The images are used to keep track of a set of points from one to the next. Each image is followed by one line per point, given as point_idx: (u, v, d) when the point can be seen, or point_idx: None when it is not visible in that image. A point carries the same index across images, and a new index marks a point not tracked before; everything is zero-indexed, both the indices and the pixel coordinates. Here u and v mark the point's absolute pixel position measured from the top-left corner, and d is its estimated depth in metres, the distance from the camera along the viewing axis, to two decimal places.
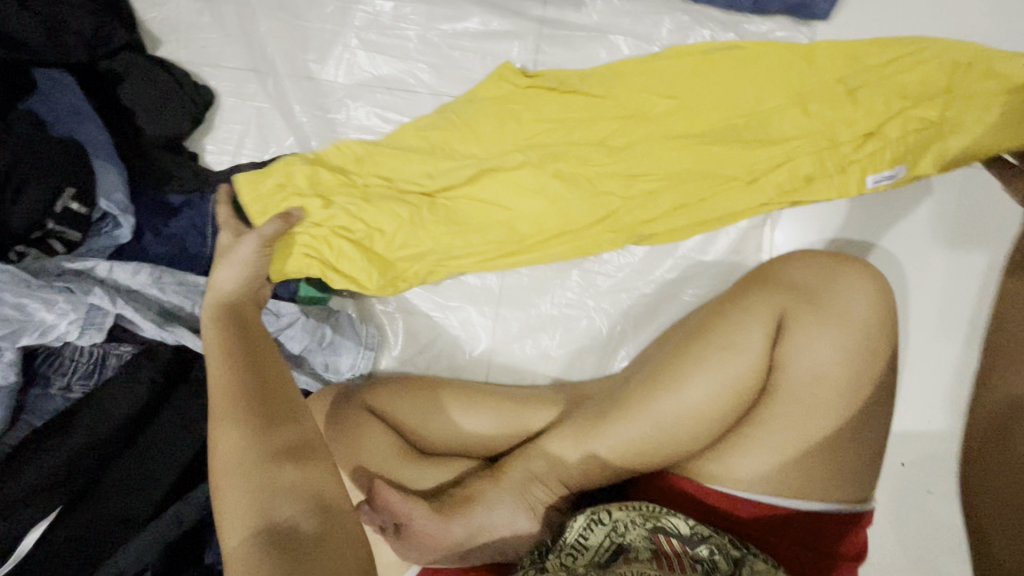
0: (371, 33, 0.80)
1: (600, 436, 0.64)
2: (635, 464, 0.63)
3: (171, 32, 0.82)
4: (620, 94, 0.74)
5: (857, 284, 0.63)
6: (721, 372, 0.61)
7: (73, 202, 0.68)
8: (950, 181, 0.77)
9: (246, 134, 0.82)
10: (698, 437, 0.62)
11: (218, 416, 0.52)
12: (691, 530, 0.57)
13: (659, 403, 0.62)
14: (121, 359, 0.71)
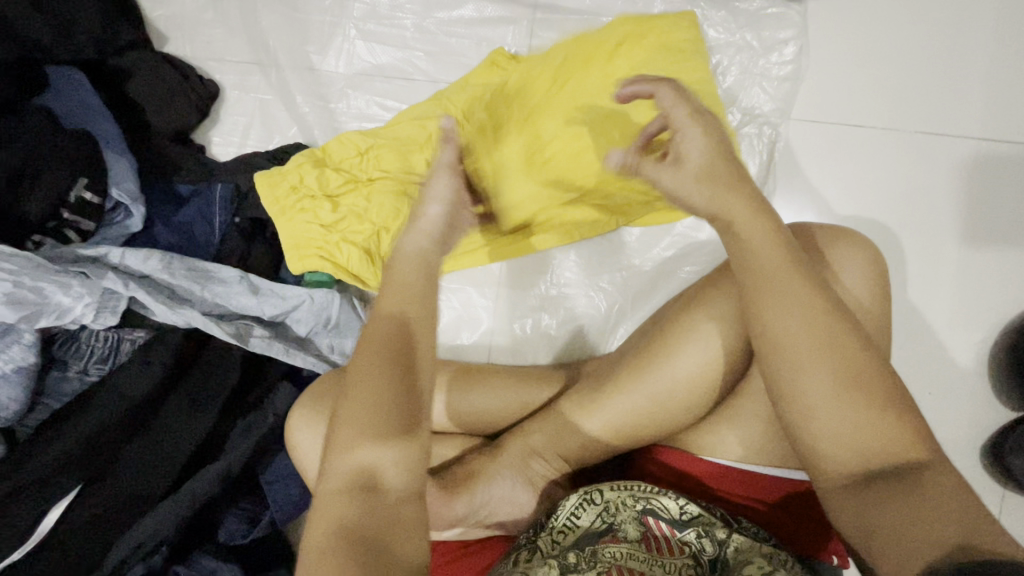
0: (368, 24, 0.82)
1: (597, 411, 0.65)
2: (633, 435, 0.64)
3: (177, 29, 0.86)
4: (599, 75, 0.75)
5: (867, 246, 0.60)
6: (716, 342, 0.61)
7: (86, 192, 0.71)
8: (952, 158, 0.77)
9: (251, 126, 0.84)
10: (690, 404, 0.63)
11: (347, 396, 0.46)
12: (680, 512, 0.58)
13: (654, 375, 0.63)
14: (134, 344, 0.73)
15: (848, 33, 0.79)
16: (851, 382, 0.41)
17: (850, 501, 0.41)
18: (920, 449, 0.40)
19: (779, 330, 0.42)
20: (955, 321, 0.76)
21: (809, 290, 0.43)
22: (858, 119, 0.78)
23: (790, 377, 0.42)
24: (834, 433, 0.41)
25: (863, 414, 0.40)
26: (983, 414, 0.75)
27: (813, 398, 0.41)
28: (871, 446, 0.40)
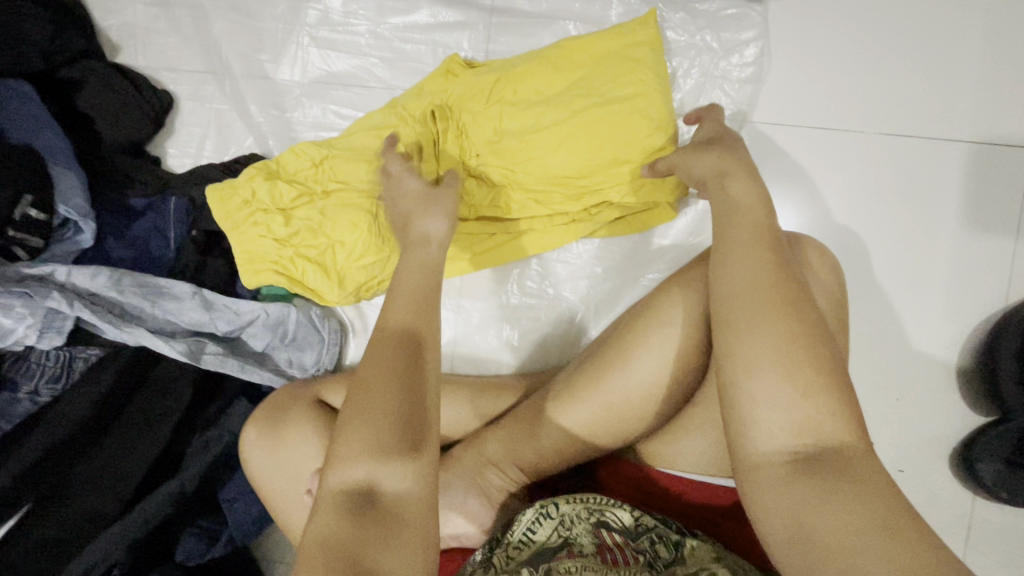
0: (322, 31, 0.80)
1: (550, 423, 0.64)
2: (585, 446, 0.63)
3: (129, 39, 0.84)
4: (552, 78, 0.74)
5: (825, 256, 0.58)
6: (665, 351, 0.59)
7: (31, 208, 0.69)
8: (924, 156, 0.75)
9: (206, 137, 0.83)
10: (638, 417, 0.61)
11: (354, 407, 0.46)
12: (635, 521, 0.57)
13: (602, 386, 0.61)
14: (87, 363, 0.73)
15: (814, 29, 0.76)
16: (796, 345, 0.44)
17: (775, 483, 0.42)
18: (848, 435, 0.43)
19: (733, 285, 0.48)
20: (923, 324, 0.75)
21: (769, 259, 0.48)
22: (823, 119, 0.77)
23: (738, 333, 0.46)
24: (770, 400, 0.43)
25: (797, 379, 0.43)
26: (955, 420, 0.74)
27: (755, 357, 0.44)
28: (801, 418, 0.43)
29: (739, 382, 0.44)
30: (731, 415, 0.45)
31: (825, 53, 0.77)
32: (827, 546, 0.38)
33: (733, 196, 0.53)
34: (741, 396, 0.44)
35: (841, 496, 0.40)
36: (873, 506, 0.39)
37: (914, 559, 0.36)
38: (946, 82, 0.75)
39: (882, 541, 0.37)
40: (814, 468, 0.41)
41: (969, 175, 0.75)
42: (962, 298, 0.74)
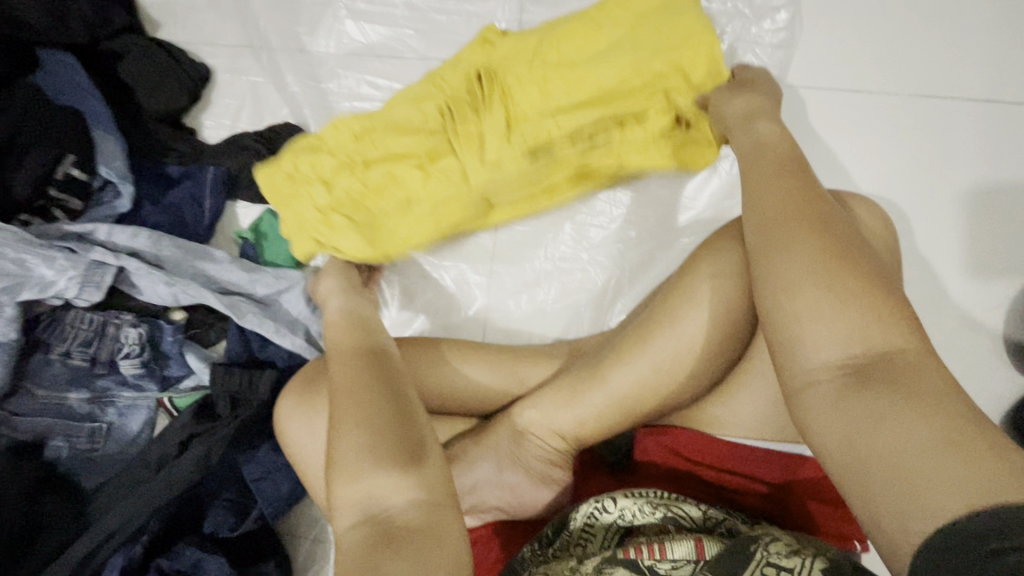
0: (359, 4, 0.82)
1: (598, 388, 0.61)
2: (638, 410, 0.60)
3: (168, 14, 0.86)
4: (588, 36, 0.73)
5: (868, 201, 0.57)
6: (718, 311, 0.56)
7: (73, 168, 0.71)
8: (955, 121, 0.75)
9: (242, 108, 0.84)
10: (690, 380, 0.58)
11: (341, 412, 0.51)
12: (703, 516, 0.53)
13: (651, 354, 0.58)
14: (119, 328, 0.74)
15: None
16: (834, 258, 0.41)
17: (827, 401, 0.38)
18: (908, 347, 0.38)
19: (763, 211, 0.45)
20: (964, 286, 0.73)
21: (796, 185, 0.46)
22: (854, 84, 0.77)
23: (773, 253, 0.43)
24: (814, 316, 0.40)
25: (840, 291, 0.39)
26: (1005, 386, 0.72)
27: (793, 273, 0.41)
28: (849, 330, 0.39)
29: (779, 300, 0.41)
30: (775, 338, 0.42)
31: (851, 21, 0.78)
32: (890, 461, 0.34)
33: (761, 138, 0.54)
34: (782, 315, 0.41)
35: (899, 407, 0.35)
36: (941, 415, 0.34)
37: (986, 469, 0.31)
38: (973, 46, 0.76)
39: (944, 451, 0.33)
40: (867, 380, 0.37)
41: (1004, 135, 0.75)
42: (1008, 261, 0.73)
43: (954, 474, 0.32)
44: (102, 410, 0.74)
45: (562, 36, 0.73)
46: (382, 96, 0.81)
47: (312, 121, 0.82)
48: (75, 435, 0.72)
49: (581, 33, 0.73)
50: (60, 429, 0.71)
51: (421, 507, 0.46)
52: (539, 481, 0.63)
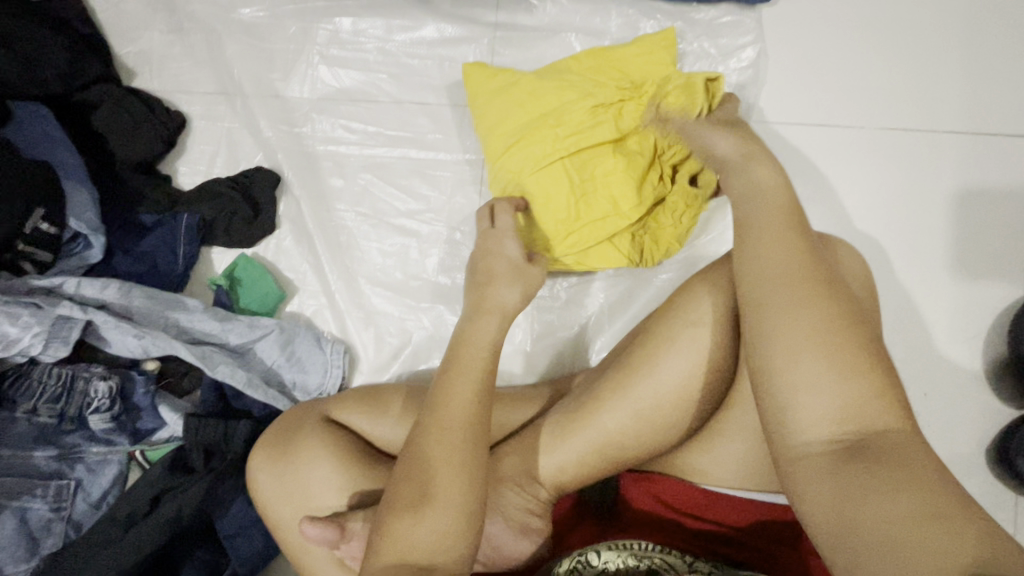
0: (332, 50, 0.83)
1: (576, 434, 0.60)
2: (617, 457, 0.59)
3: (144, 63, 0.87)
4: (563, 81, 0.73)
5: (841, 239, 0.56)
6: (693, 356, 0.56)
7: (43, 222, 0.70)
8: (921, 152, 0.77)
9: (218, 154, 0.84)
10: (668, 424, 0.57)
11: (419, 453, 0.51)
12: (689, 568, 0.51)
13: (629, 397, 0.58)
14: (89, 382, 0.72)
15: (806, 36, 0.80)
16: (838, 327, 0.40)
17: (819, 474, 0.38)
18: (894, 421, 0.39)
19: (763, 271, 0.44)
20: (942, 314, 0.73)
21: (800, 239, 0.45)
22: (823, 118, 0.78)
23: (773, 317, 0.42)
24: (807, 387, 0.39)
25: (839, 366, 0.39)
26: (986, 414, 0.72)
27: (792, 344, 0.40)
28: (844, 404, 0.39)
29: (776, 366, 0.40)
30: (767, 405, 0.41)
31: (817, 56, 0.79)
32: (874, 534, 0.34)
33: (750, 183, 0.52)
34: (777, 382, 0.40)
35: (888, 484, 0.35)
36: (925, 491, 0.35)
37: (968, 544, 0.32)
38: (938, 78, 0.78)
39: (933, 530, 0.33)
40: (859, 455, 0.37)
41: (972, 165, 0.76)
42: (980, 291, 0.74)
43: (943, 551, 0.32)
44: (70, 467, 0.71)
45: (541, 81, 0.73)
46: (358, 139, 0.82)
47: (287, 165, 0.82)
48: (38, 496, 0.68)
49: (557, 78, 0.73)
50: (22, 490, 0.68)
51: (447, 560, 0.49)
52: (518, 532, 0.60)
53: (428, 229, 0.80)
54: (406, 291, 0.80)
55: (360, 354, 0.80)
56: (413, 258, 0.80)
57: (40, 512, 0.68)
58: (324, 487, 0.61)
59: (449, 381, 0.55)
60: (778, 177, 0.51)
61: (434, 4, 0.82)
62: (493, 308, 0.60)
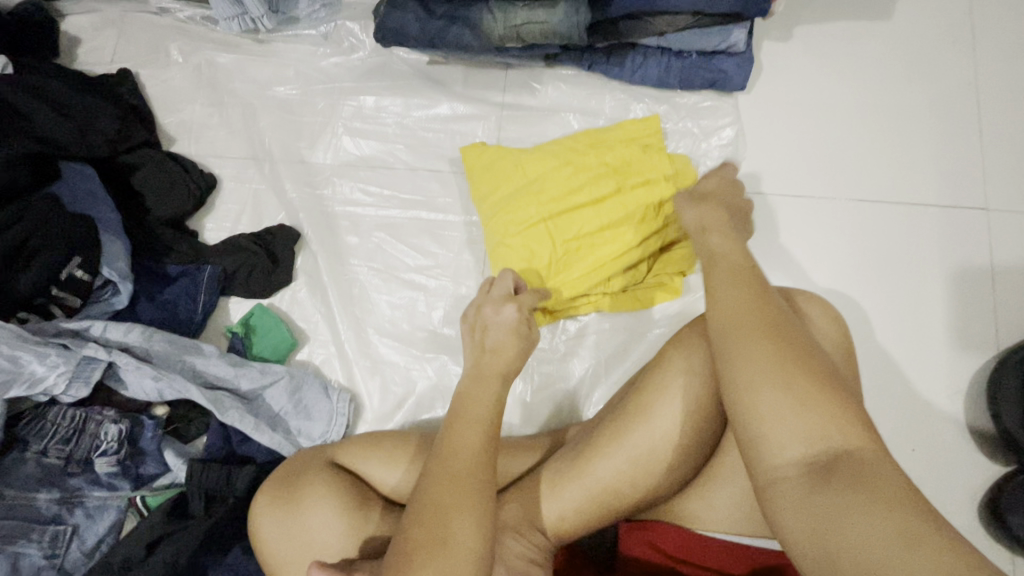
0: (355, 122, 0.92)
1: (575, 480, 0.61)
2: (616, 504, 0.61)
3: (184, 132, 0.96)
4: (564, 163, 0.83)
5: (817, 297, 0.62)
6: (680, 402, 0.59)
7: (78, 269, 0.75)
8: (890, 221, 0.84)
9: (243, 212, 0.91)
10: (661, 468, 0.60)
11: (428, 500, 0.54)
12: None
13: (625, 442, 0.60)
14: (98, 425, 0.74)
15: (781, 117, 0.89)
16: (794, 359, 0.45)
17: (797, 500, 0.41)
18: (856, 438, 0.42)
19: (721, 314, 0.49)
20: (922, 373, 0.78)
21: (752, 285, 0.51)
22: (798, 189, 0.86)
23: (734, 355, 0.47)
24: (774, 415, 0.44)
25: (795, 391, 0.44)
26: (970, 470, 0.74)
27: (753, 377, 0.45)
28: (807, 428, 0.43)
29: (744, 400, 0.45)
30: (742, 437, 0.45)
31: (792, 135, 0.88)
32: (854, 556, 0.37)
33: (710, 244, 0.58)
34: (748, 414, 0.45)
35: (860, 502, 0.39)
36: (895, 510, 0.38)
37: (943, 562, 0.35)
38: (902, 157, 0.86)
39: (909, 549, 0.36)
40: (831, 476, 0.41)
41: (938, 234, 0.83)
42: (955, 350, 0.78)
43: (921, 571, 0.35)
44: (69, 512, 0.72)
45: (544, 161, 0.83)
46: (374, 201, 0.89)
47: (307, 224, 0.89)
48: (35, 541, 0.68)
49: (559, 160, 0.83)
50: (19, 533, 0.68)
51: None
52: None
53: (434, 284, 0.86)
54: (411, 342, 0.84)
55: (364, 403, 0.82)
56: (421, 310, 0.85)
57: (35, 556, 0.68)
58: (327, 532, 0.62)
59: (455, 435, 0.59)
60: (735, 242, 0.57)
61: (448, 86, 0.92)
62: (497, 373, 0.64)
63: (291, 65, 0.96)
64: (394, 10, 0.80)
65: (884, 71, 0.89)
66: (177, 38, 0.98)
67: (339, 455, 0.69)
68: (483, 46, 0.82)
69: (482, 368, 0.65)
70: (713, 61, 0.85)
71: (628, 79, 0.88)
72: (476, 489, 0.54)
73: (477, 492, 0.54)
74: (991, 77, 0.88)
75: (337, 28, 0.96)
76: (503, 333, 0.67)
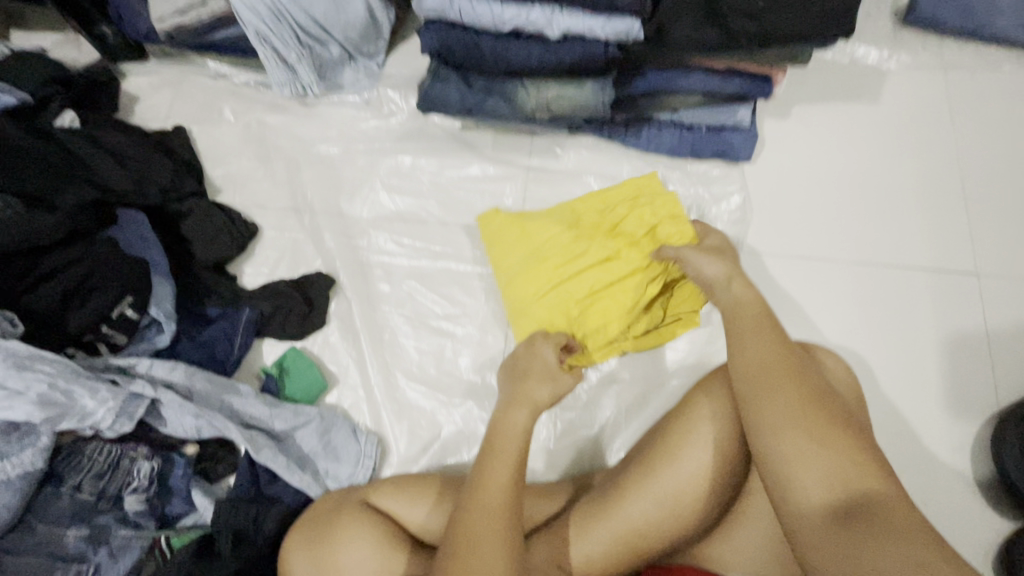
0: (391, 180, 0.99)
1: (603, 525, 0.63)
2: (643, 549, 0.63)
3: (230, 184, 1.03)
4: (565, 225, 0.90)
5: (831, 352, 0.66)
6: (704, 447, 0.62)
7: (129, 308, 0.79)
8: (891, 284, 0.90)
9: (282, 259, 0.96)
10: (688, 511, 0.62)
11: (467, 541, 0.56)
12: None
13: (653, 485, 0.63)
14: (133, 461, 0.76)
15: (784, 185, 0.96)
16: (816, 407, 0.49)
17: (822, 540, 0.44)
18: (877, 484, 0.46)
19: (745, 362, 0.54)
20: (927, 429, 0.82)
21: (774, 338, 0.55)
22: (802, 252, 0.93)
23: (759, 402, 0.51)
24: (799, 459, 0.47)
25: (818, 437, 0.47)
26: (977, 526, 0.77)
27: (778, 423, 0.49)
28: (830, 472, 0.46)
29: (769, 443, 0.49)
30: (769, 479, 0.49)
31: (796, 202, 0.95)
32: None
33: (734, 295, 0.63)
34: (774, 457, 0.48)
35: (883, 543, 0.42)
36: (918, 553, 0.41)
37: None
38: (898, 224, 0.93)
39: None
40: (853, 518, 0.44)
41: (933, 296, 0.89)
42: (957, 408, 0.83)
43: None
44: (93, 550, 0.71)
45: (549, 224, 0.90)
46: (407, 252, 0.95)
47: (342, 272, 0.94)
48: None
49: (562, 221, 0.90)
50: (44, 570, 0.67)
51: None
52: None
53: (462, 331, 0.90)
54: (439, 387, 0.87)
55: (390, 447, 0.85)
56: (448, 356, 0.89)
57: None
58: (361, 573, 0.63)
59: (488, 471, 0.61)
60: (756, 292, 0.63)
61: (478, 149, 1.00)
62: (529, 403, 0.69)
63: (334, 127, 1.04)
64: (436, 82, 0.88)
65: (876, 146, 0.97)
66: (230, 100, 1.07)
67: (372, 493, 0.70)
68: (514, 117, 0.90)
69: (518, 397, 0.70)
70: (722, 135, 0.93)
71: (644, 148, 0.97)
72: (510, 529, 0.57)
73: (511, 531, 0.57)
74: (973, 153, 0.96)
75: (378, 96, 1.05)
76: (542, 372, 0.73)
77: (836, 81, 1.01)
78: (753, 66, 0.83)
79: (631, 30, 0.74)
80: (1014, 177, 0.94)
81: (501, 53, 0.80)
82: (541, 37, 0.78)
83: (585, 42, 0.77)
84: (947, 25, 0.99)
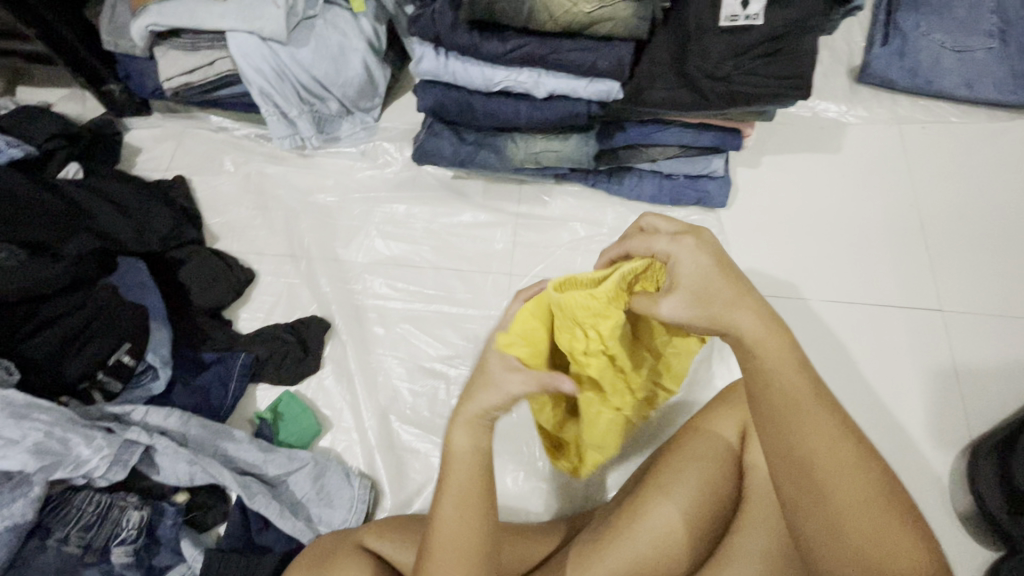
0: (386, 227, 1.03)
1: (596, 564, 0.63)
2: None
3: (229, 232, 1.06)
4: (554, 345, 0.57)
5: None
6: (686, 493, 0.64)
7: (125, 354, 0.81)
8: (863, 321, 0.94)
9: (277, 304, 0.98)
10: (680, 553, 0.63)
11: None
12: None
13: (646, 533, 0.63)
14: (124, 511, 0.74)
15: (759, 228, 1.02)
16: (865, 463, 0.46)
17: None
18: (916, 557, 0.44)
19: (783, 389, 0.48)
20: (904, 462, 0.85)
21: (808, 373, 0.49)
22: (779, 292, 0.97)
23: (806, 445, 0.47)
24: (843, 519, 0.45)
25: (863, 509, 0.45)
26: (956, 558, 0.80)
27: (828, 474, 0.46)
28: (871, 544, 0.44)
29: (821, 495, 0.46)
30: (804, 527, 0.47)
31: (771, 243, 1.01)
32: None
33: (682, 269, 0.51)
34: (820, 514, 0.46)
35: None
36: None
37: None
38: (867, 263, 0.99)
39: None
40: None
41: (903, 332, 0.93)
42: (932, 441, 0.86)
43: None
44: None
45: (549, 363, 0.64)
46: (401, 296, 0.98)
47: (337, 315, 0.96)
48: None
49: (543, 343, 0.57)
50: None
51: None
52: None
53: (455, 373, 0.92)
54: (432, 428, 0.88)
55: (384, 491, 0.85)
56: (441, 398, 0.90)
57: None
58: None
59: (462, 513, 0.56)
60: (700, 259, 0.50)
61: (469, 197, 1.05)
62: (475, 419, 0.57)
63: (331, 176, 1.09)
64: (430, 137, 0.94)
65: (840, 192, 1.04)
66: (231, 152, 1.12)
67: (365, 538, 0.70)
68: (504, 167, 0.95)
69: (467, 416, 0.57)
70: (698, 183, 1.00)
71: (626, 195, 1.03)
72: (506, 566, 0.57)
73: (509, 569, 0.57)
74: (929, 198, 1.03)
75: (374, 148, 1.11)
76: (499, 386, 0.55)
77: (801, 133, 1.09)
78: (725, 121, 0.90)
79: (611, 91, 0.82)
80: (970, 218, 1.01)
81: (491, 110, 0.86)
82: (528, 96, 0.85)
83: (568, 102, 0.84)
84: (897, 83, 1.09)
